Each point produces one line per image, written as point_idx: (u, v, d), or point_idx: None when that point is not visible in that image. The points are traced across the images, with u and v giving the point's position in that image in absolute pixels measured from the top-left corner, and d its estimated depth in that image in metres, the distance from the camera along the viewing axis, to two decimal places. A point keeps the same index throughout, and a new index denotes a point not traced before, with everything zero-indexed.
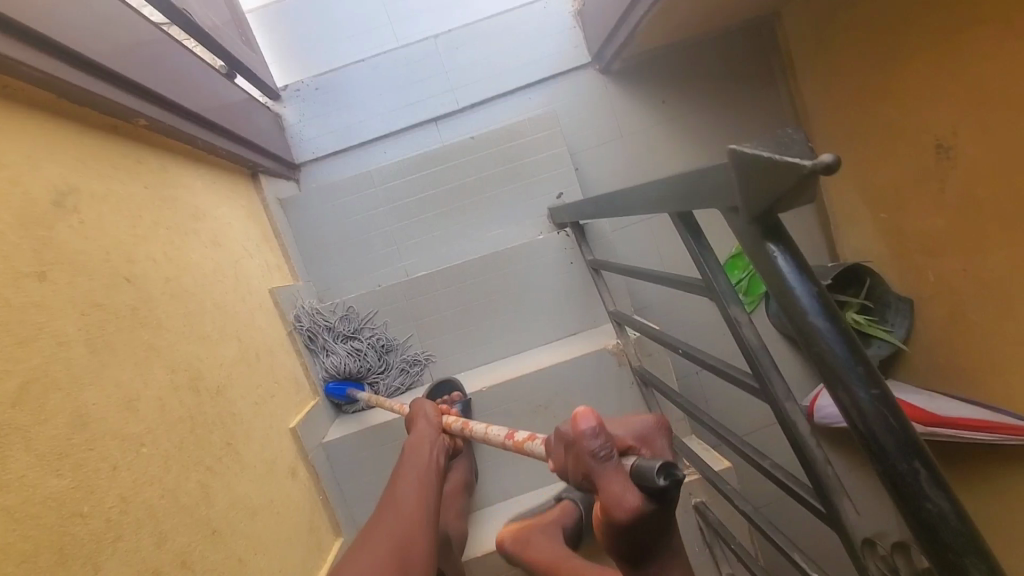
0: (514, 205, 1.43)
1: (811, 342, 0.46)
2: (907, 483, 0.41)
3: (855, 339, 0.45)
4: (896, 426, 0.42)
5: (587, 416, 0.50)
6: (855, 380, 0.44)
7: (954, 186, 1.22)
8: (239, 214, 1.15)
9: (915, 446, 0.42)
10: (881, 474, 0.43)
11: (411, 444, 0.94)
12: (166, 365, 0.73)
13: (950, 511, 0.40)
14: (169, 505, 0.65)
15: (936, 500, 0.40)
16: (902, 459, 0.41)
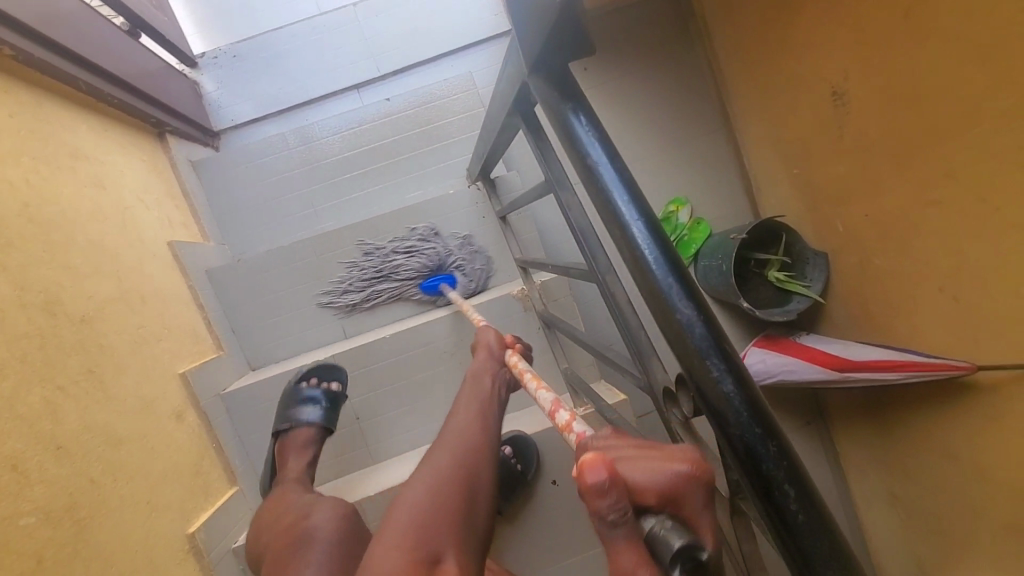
0: (431, 166, 1.44)
1: (596, 183, 0.48)
2: (663, 295, 0.42)
3: (632, 177, 0.47)
4: (658, 246, 0.43)
5: (597, 462, 0.31)
6: (627, 210, 0.45)
7: (850, 132, 1.26)
8: (137, 166, 1.14)
9: (673, 262, 0.43)
10: (647, 295, 0.44)
11: (473, 373, 0.81)
12: (12, 283, 0.71)
13: (697, 319, 0.40)
14: (0, 410, 0.63)
15: (684, 308, 0.41)
16: (661, 274, 0.42)
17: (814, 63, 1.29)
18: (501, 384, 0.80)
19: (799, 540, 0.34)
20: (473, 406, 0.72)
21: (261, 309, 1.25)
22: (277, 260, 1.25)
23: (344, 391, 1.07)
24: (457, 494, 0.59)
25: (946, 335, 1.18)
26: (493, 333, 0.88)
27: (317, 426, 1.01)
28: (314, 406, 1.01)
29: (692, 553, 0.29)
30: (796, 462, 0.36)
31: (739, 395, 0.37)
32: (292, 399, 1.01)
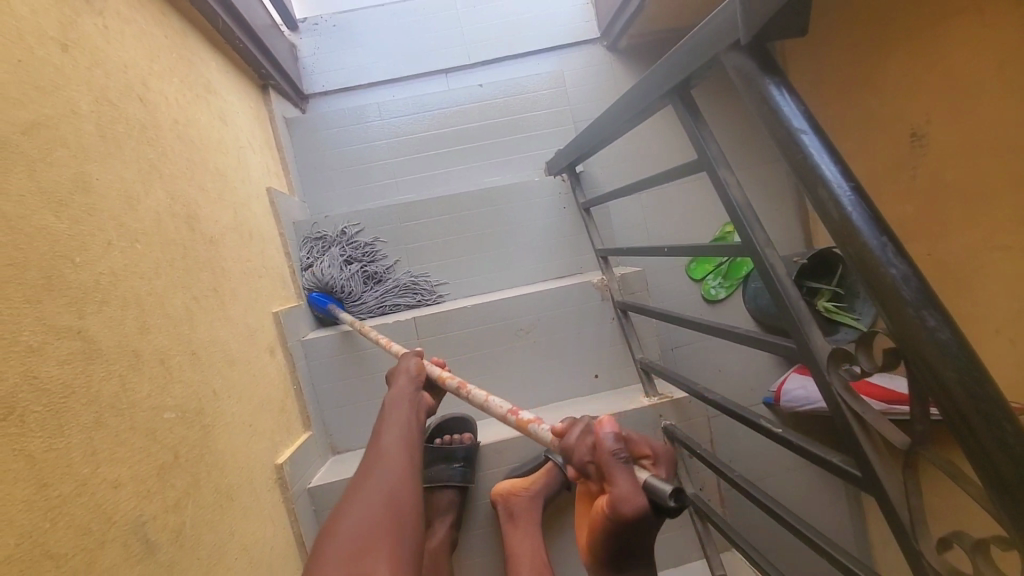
0: (512, 154, 1.47)
1: (797, 153, 0.51)
2: (873, 253, 0.45)
3: (835, 149, 0.50)
4: (868, 210, 0.46)
5: (608, 423, 0.50)
6: (832, 177, 0.48)
7: (922, 171, 1.31)
8: (247, 111, 1.17)
9: (884, 225, 0.45)
10: (851, 254, 0.47)
11: (393, 398, 0.78)
12: (165, 189, 0.74)
13: (910, 275, 0.43)
14: (155, 304, 0.65)
15: (897, 265, 0.43)
16: (873, 234, 0.45)
17: (895, 104, 1.35)
18: (421, 406, 0.79)
19: (1013, 471, 0.39)
20: (399, 435, 0.70)
21: None
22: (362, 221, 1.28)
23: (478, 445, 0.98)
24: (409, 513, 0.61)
25: (1000, 377, 1.22)
26: (415, 359, 0.86)
27: (456, 485, 0.93)
28: (453, 466, 0.94)
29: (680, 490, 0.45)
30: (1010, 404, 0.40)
31: (956, 343, 0.41)
32: (433, 456, 0.94)
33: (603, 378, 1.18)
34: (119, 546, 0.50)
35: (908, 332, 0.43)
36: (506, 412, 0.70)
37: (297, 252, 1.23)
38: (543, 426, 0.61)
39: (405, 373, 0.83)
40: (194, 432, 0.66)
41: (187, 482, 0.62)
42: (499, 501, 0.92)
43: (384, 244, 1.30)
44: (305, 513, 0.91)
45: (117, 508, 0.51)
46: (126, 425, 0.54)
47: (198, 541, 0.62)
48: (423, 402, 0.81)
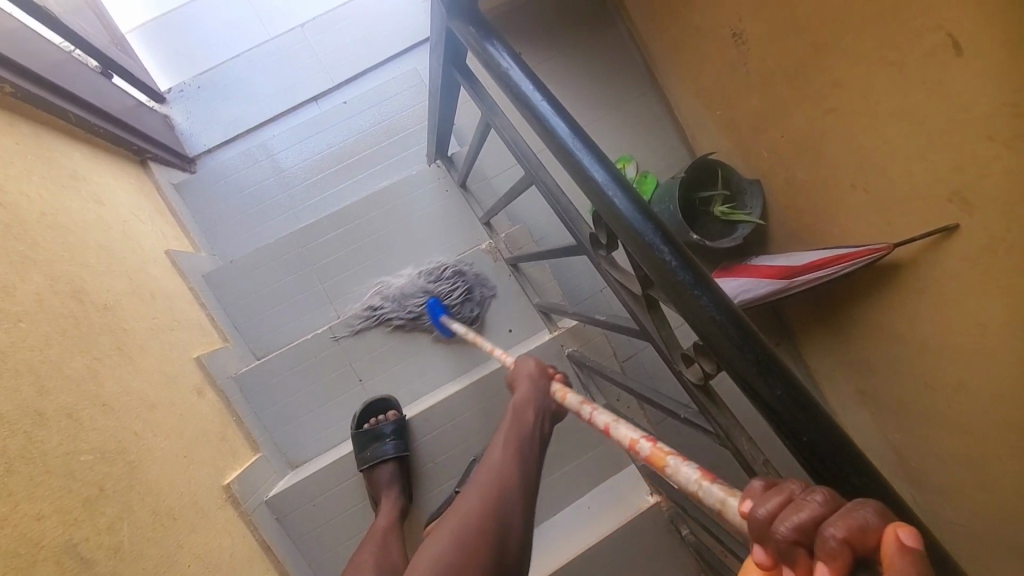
0: (394, 157, 1.56)
1: (519, 95, 0.62)
2: (599, 190, 0.55)
3: (546, 85, 0.62)
4: (594, 155, 0.56)
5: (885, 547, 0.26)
6: (551, 115, 0.59)
7: (755, 64, 1.43)
8: (128, 188, 1.27)
9: (607, 162, 0.55)
10: (588, 191, 0.56)
11: (517, 407, 0.80)
12: (45, 272, 0.84)
13: (625, 202, 0.53)
14: (51, 369, 0.75)
15: (617, 196, 0.53)
16: (598, 171, 0.55)
17: (719, 12, 1.46)
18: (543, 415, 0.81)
19: (694, 303, 0.47)
20: (505, 452, 0.75)
21: (260, 303, 1.37)
22: (266, 256, 1.37)
23: (405, 420, 1.11)
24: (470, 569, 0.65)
25: (864, 225, 1.34)
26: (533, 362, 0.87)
27: (392, 458, 1.04)
28: (386, 442, 1.05)
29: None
30: (677, 242, 0.49)
31: (627, 198, 0.52)
32: (365, 439, 1.04)
33: (517, 332, 1.28)
34: (53, 564, 0.60)
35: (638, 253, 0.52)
36: (634, 442, 0.55)
37: (210, 301, 1.31)
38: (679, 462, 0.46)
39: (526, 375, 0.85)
40: (119, 468, 0.76)
41: (118, 508, 0.72)
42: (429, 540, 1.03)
43: (291, 272, 1.38)
44: (266, 521, 1.01)
45: (45, 535, 0.61)
46: (40, 469, 0.65)
47: (141, 554, 0.71)
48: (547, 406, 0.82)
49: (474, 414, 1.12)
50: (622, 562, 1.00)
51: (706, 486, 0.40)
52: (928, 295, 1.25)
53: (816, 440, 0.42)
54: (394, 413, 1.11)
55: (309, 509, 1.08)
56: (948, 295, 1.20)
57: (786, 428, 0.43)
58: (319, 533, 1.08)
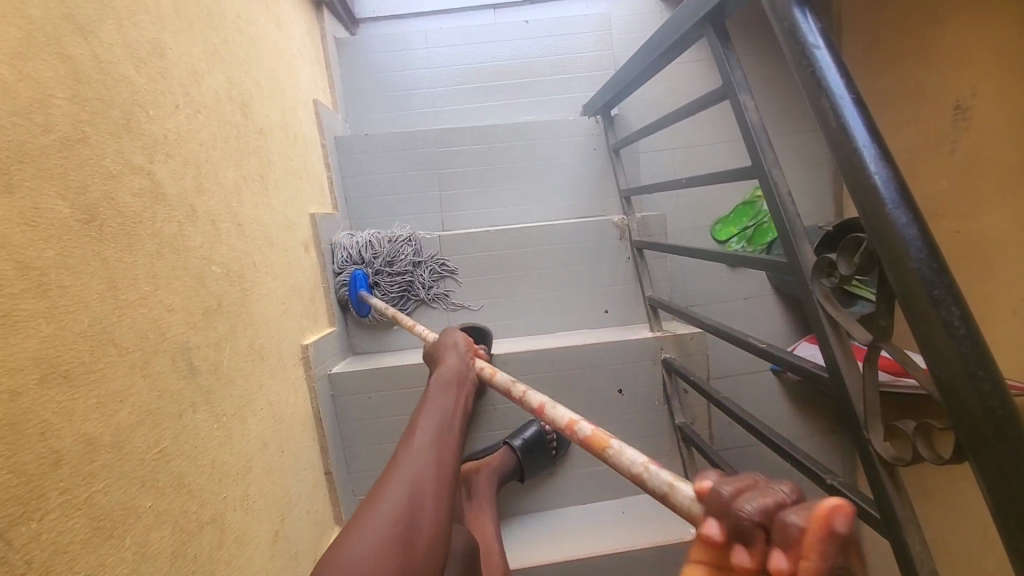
0: (552, 95, 1.49)
1: (818, 81, 0.54)
2: (884, 219, 0.47)
3: (853, 80, 0.53)
4: (894, 181, 0.48)
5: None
6: (852, 116, 0.51)
7: (964, 147, 1.29)
8: (302, 23, 1.24)
9: (907, 192, 0.48)
10: (867, 215, 0.49)
11: (438, 382, 0.81)
12: (225, 73, 0.82)
13: (918, 243, 0.45)
14: (210, 171, 0.73)
15: (908, 233, 0.46)
16: (892, 198, 0.47)
17: (945, 77, 1.33)
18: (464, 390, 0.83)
19: (970, 386, 0.41)
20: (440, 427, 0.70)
21: (376, 185, 1.34)
22: (399, 143, 1.33)
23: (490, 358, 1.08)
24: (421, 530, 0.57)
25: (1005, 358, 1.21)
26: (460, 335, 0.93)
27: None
28: None
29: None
30: (968, 312, 0.43)
31: (921, 241, 0.45)
32: None
33: (613, 315, 1.23)
34: (169, 359, 0.59)
35: (908, 304, 0.46)
36: (568, 424, 0.59)
37: (333, 163, 1.28)
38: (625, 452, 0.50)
39: (453, 350, 0.88)
40: (235, 290, 0.75)
41: (226, 329, 0.71)
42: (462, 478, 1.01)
43: (417, 167, 1.34)
44: (324, 394, 1.00)
45: (170, 328, 0.60)
46: (180, 263, 0.63)
47: (232, 381, 0.70)
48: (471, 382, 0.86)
49: (551, 377, 1.08)
50: None
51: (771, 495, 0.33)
52: None
53: None
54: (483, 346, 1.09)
55: (363, 400, 1.07)
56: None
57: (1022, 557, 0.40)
58: (364, 424, 1.07)
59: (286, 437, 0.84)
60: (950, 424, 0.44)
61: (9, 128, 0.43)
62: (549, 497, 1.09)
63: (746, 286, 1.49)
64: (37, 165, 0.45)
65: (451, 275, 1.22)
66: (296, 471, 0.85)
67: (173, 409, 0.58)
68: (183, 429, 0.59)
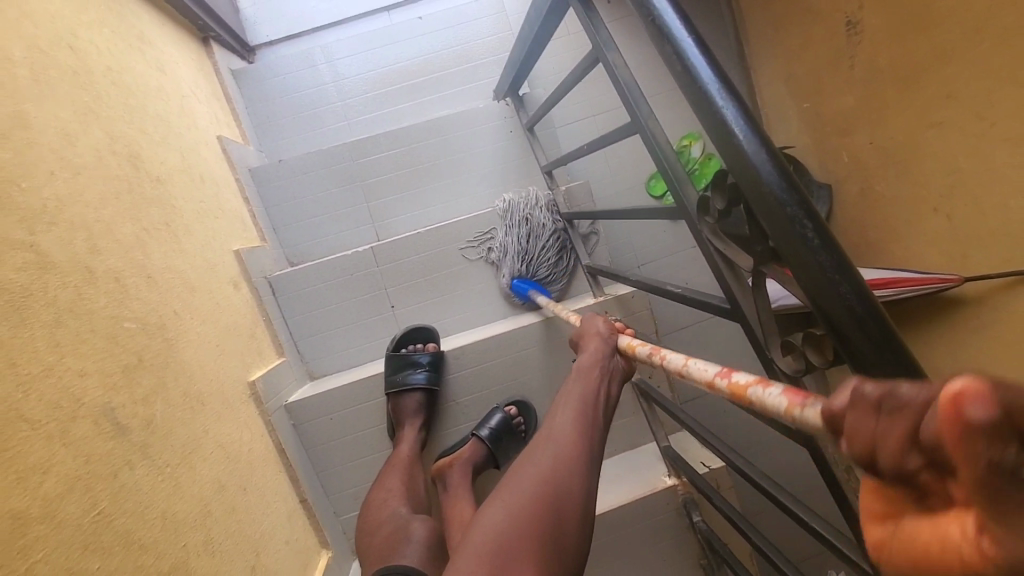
0: (461, 86, 1.49)
1: (662, 30, 0.56)
2: (738, 150, 0.49)
3: (693, 22, 0.55)
4: (742, 111, 0.50)
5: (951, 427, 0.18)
6: (697, 58, 0.53)
7: (860, 60, 1.33)
8: (189, 62, 1.21)
9: (754, 120, 0.50)
10: (725, 149, 0.51)
11: (580, 368, 0.77)
12: (105, 128, 0.81)
13: (767, 166, 0.47)
14: (104, 230, 0.72)
15: (759, 159, 0.48)
16: (741, 129, 0.49)
17: None
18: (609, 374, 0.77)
19: (832, 292, 0.43)
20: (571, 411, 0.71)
21: (302, 209, 1.33)
22: (316, 162, 1.32)
23: (442, 355, 1.09)
24: (559, 509, 0.62)
25: (932, 253, 1.26)
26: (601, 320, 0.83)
27: (422, 387, 1.05)
28: (417, 371, 1.05)
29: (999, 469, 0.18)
30: (821, 222, 0.45)
31: (771, 165, 0.47)
32: (401, 364, 1.05)
33: (559, 290, 1.25)
34: (91, 423, 0.59)
35: (771, 225, 0.48)
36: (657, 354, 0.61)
37: (252, 196, 1.27)
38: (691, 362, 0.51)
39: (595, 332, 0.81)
40: (158, 342, 0.74)
41: (154, 382, 0.70)
42: (437, 475, 1.02)
43: (340, 183, 1.33)
44: (283, 425, 1.00)
45: (86, 393, 0.60)
46: (85, 327, 0.63)
47: (171, 431, 0.70)
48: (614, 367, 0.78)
49: (505, 361, 1.10)
50: (630, 534, 1.01)
51: (799, 413, 0.32)
52: (979, 338, 1.17)
53: None
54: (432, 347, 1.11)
55: (326, 422, 1.07)
56: (996, 343, 1.14)
57: None
58: (332, 446, 1.08)
59: (247, 474, 0.84)
60: (826, 330, 0.46)
61: None
62: None
63: (685, 235, 1.52)
64: None
65: (393, 283, 1.23)
66: (264, 505, 0.86)
67: (104, 471, 0.58)
68: (121, 488, 0.59)
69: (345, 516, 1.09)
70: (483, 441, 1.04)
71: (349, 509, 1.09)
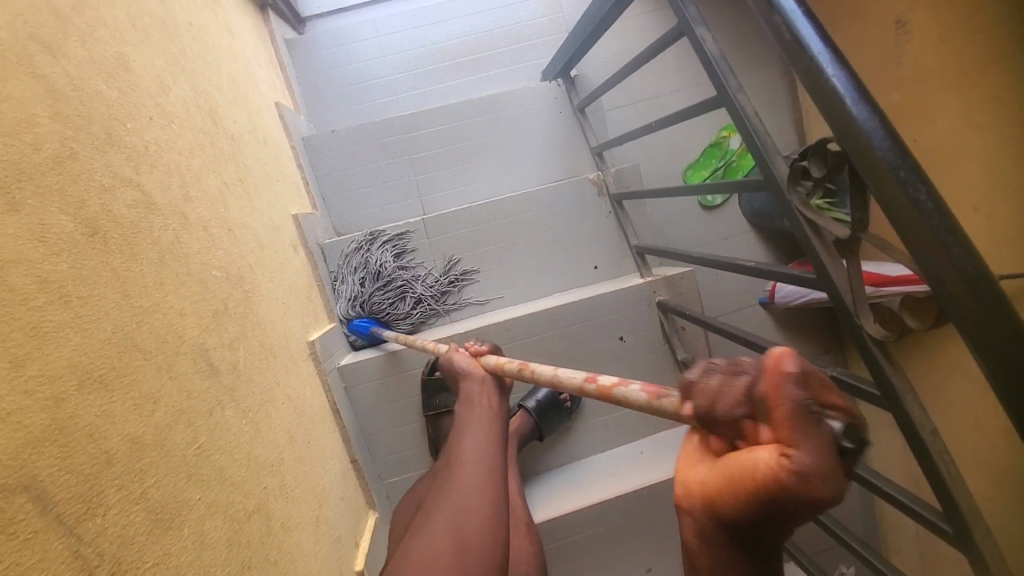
0: (509, 67, 1.50)
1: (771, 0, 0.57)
2: (849, 118, 0.50)
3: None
4: (853, 80, 0.51)
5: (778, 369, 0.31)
6: (807, 28, 0.54)
7: (909, 59, 1.34)
8: (250, 27, 1.23)
9: (865, 90, 0.51)
10: (834, 117, 0.52)
11: (467, 396, 0.84)
12: (189, 82, 0.82)
13: (879, 134, 0.49)
14: (193, 180, 0.74)
15: (871, 127, 0.49)
16: (852, 98, 0.51)
17: None
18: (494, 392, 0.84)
19: (945, 255, 0.45)
20: (473, 445, 0.78)
21: (351, 179, 1.34)
22: (366, 133, 1.33)
23: None
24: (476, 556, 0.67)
25: None
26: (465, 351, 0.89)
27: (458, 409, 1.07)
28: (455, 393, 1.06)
29: (853, 435, 0.31)
30: (934, 187, 0.46)
31: (884, 132, 0.48)
32: (437, 387, 1.06)
33: (603, 270, 1.27)
34: (191, 360, 0.61)
35: (883, 190, 0.49)
36: (580, 381, 0.57)
37: (304, 163, 1.28)
38: (629, 386, 0.48)
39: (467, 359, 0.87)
40: (238, 291, 0.76)
41: (237, 329, 0.72)
42: None
43: (389, 156, 1.35)
44: (337, 386, 1.02)
45: (185, 331, 0.61)
46: (183, 268, 0.64)
47: (251, 378, 0.72)
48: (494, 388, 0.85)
49: (552, 337, 1.12)
50: (670, 509, 1.03)
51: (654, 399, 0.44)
52: None
53: None
54: None
55: (375, 387, 1.09)
56: None
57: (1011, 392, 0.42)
58: (379, 411, 1.10)
59: (310, 428, 0.86)
60: (935, 298, 0.47)
61: (1, 149, 0.43)
62: (569, 451, 1.13)
63: (722, 226, 1.54)
64: (34, 185, 0.45)
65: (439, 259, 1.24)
66: (325, 461, 0.88)
67: (203, 407, 0.60)
68: (215, 426, 0.61)
69: (390, 481, 1.11)
70: (530, 414, 1.05)
71: (394, 474, 1.11)
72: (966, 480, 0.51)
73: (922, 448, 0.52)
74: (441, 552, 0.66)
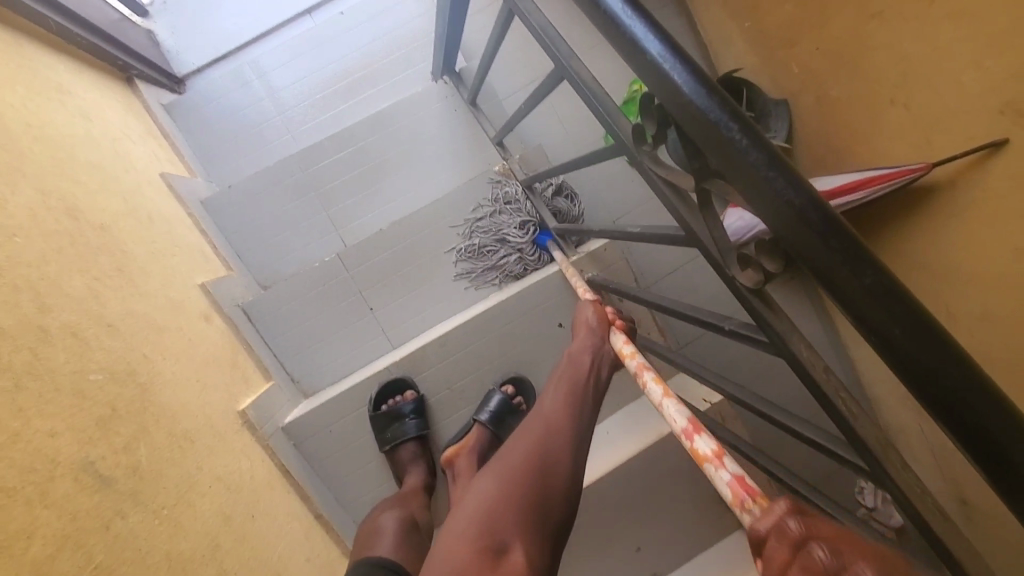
0: (398, 76, 1.45)
1: None
2: (654, 64, 0.47)
3: None
4: (648, 24, 0.48)
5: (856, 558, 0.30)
6: None
7: None
8: (115, 105, 1.18)
9: (662, 31, 0.47)
10: (642, 66, 0.48)
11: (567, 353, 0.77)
12: (35, 183, 0.77)
13: (682, 75, 0.45)
14: (51, 287, 0.69)
15: (675, 69, 0.45)
16: (652, 44, 0.47)
17: None
18: (599, 363, 0.75)
19: (770, 190, 0.40)
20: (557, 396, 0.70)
21: (261, 230, 1.31)
22: (265, 181, 1.30)
23: (423, 397, 1.09)
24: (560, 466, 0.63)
25: None
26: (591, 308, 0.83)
27: (412, 437, 1.05)
28: (406, 422, 1.04)
29: None
30: (747, 120, 0.42)
31: (686, 72, 0.45)
32: (387, 420, 1.04)
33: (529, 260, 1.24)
34: (71, 480, 0.57)
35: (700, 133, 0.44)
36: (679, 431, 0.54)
37: (207, 226, 1.24)
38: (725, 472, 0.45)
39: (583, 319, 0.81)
40: (130, 389, 0.73)
41: (133, 429, 0.69)
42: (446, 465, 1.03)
43: (294, 196, 1.31)
44: (283, 447, 1.00)
45: (61, 451, 0.58)
46: (49, 386, 0.60)
47: (160, 474, 0.69)
48: (603, 356, 0.77)
49: (490, 343, 1.10)
50: (643, 483, 1.01)
51: (739, 511, 0.42)
52: None
53: (913, 337, 0.35)
54: (412, 392, 1.09)
55: (326, 436, 1.07)
56: None
57: (870, 325, 0.37)
58: (336, 458, 1.08)
59: (251, 501, 0.84)
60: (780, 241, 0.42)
61: None
62: None
63: None
64: None
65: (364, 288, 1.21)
66: (276, 530, 0.86)
67: (95, 524, 0.57)
68: (116, 539, 0.59)
69: None
70: (486, 425, 1.03)
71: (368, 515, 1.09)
72: (868, 415, 0.47)
73: (818, 388, 0.49)
74: (510, 468, 0.63)
